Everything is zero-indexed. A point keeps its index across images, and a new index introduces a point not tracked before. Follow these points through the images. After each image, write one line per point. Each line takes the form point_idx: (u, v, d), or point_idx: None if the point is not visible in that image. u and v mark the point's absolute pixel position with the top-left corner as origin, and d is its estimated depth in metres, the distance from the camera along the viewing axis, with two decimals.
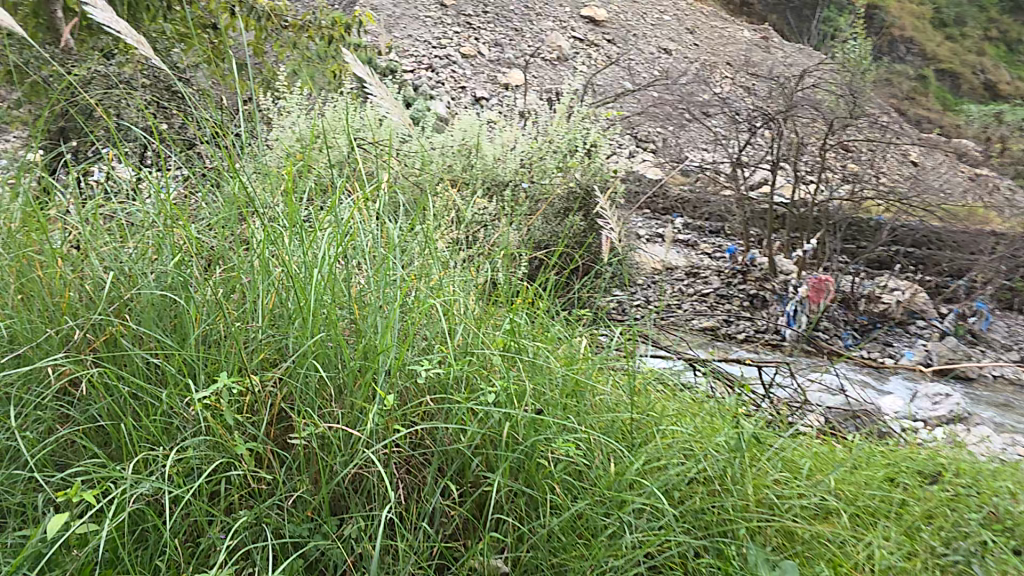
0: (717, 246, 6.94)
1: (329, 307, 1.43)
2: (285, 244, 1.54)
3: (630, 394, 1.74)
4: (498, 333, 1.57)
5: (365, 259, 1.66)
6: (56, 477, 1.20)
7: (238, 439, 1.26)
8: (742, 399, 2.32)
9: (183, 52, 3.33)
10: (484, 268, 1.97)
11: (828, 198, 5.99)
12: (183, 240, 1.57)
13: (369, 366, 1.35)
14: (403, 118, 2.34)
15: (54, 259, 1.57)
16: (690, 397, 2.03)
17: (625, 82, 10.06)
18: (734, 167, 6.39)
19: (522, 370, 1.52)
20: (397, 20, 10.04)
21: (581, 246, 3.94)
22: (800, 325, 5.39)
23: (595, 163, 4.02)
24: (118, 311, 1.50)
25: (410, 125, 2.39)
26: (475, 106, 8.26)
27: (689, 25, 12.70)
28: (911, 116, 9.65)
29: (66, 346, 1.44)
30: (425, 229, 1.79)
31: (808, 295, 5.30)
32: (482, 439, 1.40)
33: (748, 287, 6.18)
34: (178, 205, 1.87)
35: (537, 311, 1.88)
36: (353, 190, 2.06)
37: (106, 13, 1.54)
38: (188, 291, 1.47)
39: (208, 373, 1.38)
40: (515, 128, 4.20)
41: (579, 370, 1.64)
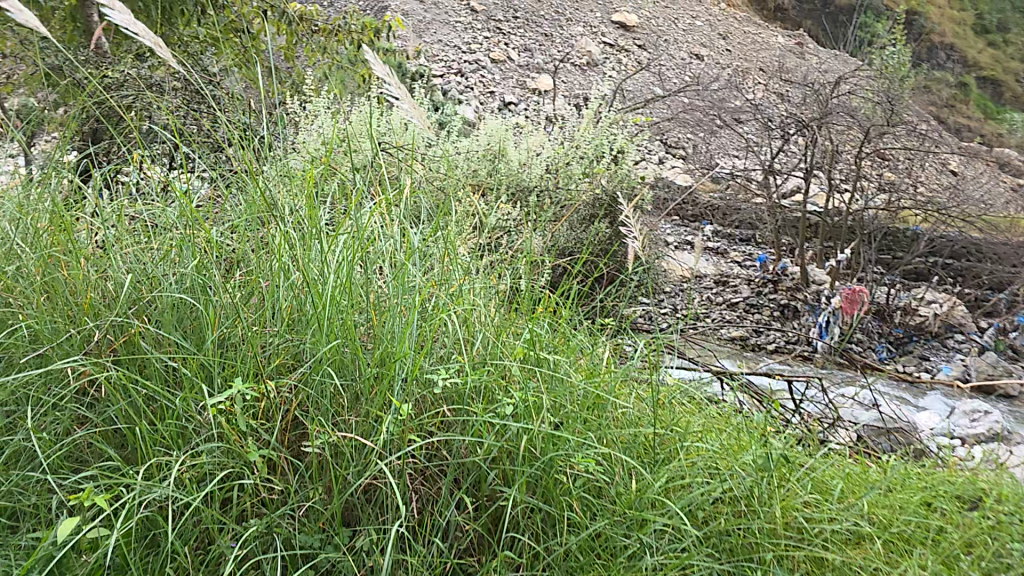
0: (747, 255, 6.81)
1: (347, 313, 1.41)
2: (304, 248, 1.52)
3: (654, 408, 1.68)
4: (518, 343, 1.54)
5: (385, 264, 1.64)
6: (70, 480, 1.19)
7: (251, 446, 1.24)
8: (770, 414, 2.25)
9: (214, 56, 3.38)
10: (506, 275, 1.93)
11: (863, 207, 5.84)
12: (205, 243, 1.57)
13: (385, 375, 1.33)
14: (424, 123, 2.10)
15: (78, 260, 1.57)
16: (716, 412, 1.97)
17: (655, 88, 9.97)
18: (766, 174, 6.26)
19: (541, 381, 1.48)
20: (427, 25, 10.10)
21: (607, 254, 3.88)
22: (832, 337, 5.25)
23: (622, 169, 3.98)
24: (138, 313, 1.50)
25: (432, 131, 2.15)
26: (503, 111, 8.26)
27: (721, 31, 12.57)
28: (950, 125, 9.40)
29: (87, 346, 1.44)
30: (446, 235, 1.76)
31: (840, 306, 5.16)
32: (499, 452, 1.36)
33: (779, 297, 6.03)
34: (202, 207, 1.87)
35: (559, 320, 1.84)
36: (376, 194, 2.04)
37: (124, 15, 1.49)
38: (207, 294, 1.46)
39: (225, 377, 1.37)
40: (542, 133, 4.19)
41: (601, 382, 1.60)
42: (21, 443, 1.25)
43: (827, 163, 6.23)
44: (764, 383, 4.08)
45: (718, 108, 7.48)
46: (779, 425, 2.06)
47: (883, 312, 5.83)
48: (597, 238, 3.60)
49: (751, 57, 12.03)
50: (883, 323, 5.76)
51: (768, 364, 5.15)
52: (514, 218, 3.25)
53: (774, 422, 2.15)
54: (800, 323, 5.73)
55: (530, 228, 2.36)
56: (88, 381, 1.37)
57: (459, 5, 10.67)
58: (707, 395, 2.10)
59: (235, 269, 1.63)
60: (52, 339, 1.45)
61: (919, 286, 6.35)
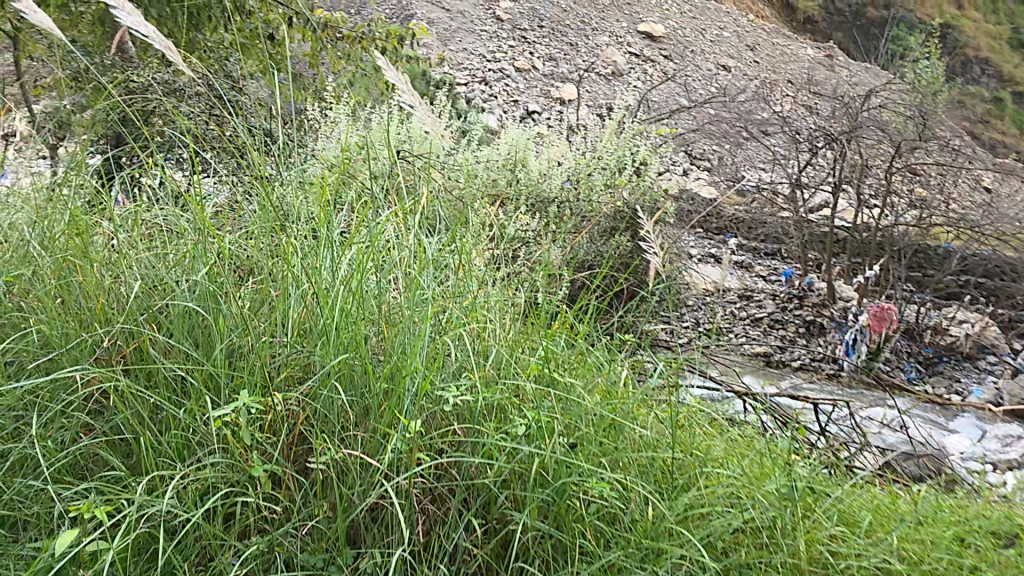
0: (772, 269, 6.69)
1: (357, 326, 1.38)
2: (316, 258, 1.50)
3: (673, 430, 1.63)
4: (533, 360, 1.49)
5: (399, 275, 1.60)
6: (73, 490, 1.17)
7: (255, 460, 1.21)
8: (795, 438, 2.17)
9: (239, 62, 3.40)
10: (523, 288, 1.89)
11: (893, 223, 5.71)
12: (219, 251, 1.55)
13: (395, 391, 1.29)
14: (437, 130, 2.10)
15: (93, 264, 1.56)
16: (737, 434, 1.90)
17: (681, 99, 9.90)
18: (793, 188, 6.16)
19: (555, 401, 1.43)
20: (452, 33, 10.13)
21: (627, 267, 3.82)
22: (859, 356, 5.12)
23: (644, 182, 3.93)
24: (149, 320, 1.48)
25: (444, 139, 2.14)
26: (526, 121, 8.25)
27: (749, 42, 12.45)
28: (984, 140, 9.18)
29: (97, 353, 1.42)
30: (462, 246, 1.73)
31: (868, 324, 5.03)
32: (510, 474, 1.31)
33: (805, 313, 5.90)
34: (219, 213, 1.86)
35: (576, 336, 1.79)
36: (393, 203, 2.02)
37: (134, 17, 1.58)
38: (216, 303, 1.44)
39: (231, 388, 1.34)
40: (563, 144, 4.16)
41: (617, 403, 1.54)
42: (26, 450, 1.23)
43: (855, 178, 6.11)
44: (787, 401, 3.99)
45: (744, 120, 7.39)
46: (803, 450, 1.98)
47: (912, 331, 5.68)
48: (619, 252, 3.54)
49: (779, 69, 11.90)
50: (912, 342, 5.61)
51: (791, 382, 5.04)
52: (533, 229, 3.22)
53: (798, 446, 2.07)
54: (826, 340, 5.60)
55: (549, 239, 2.32)
56: (97, 387, 1.35)
57: (485, 14, 10.72)
58: (728, 417, 2.03)
59: (248, 277, 1.61)
60: (62, 343, 1.43)
61: (950, 305, 6.18)
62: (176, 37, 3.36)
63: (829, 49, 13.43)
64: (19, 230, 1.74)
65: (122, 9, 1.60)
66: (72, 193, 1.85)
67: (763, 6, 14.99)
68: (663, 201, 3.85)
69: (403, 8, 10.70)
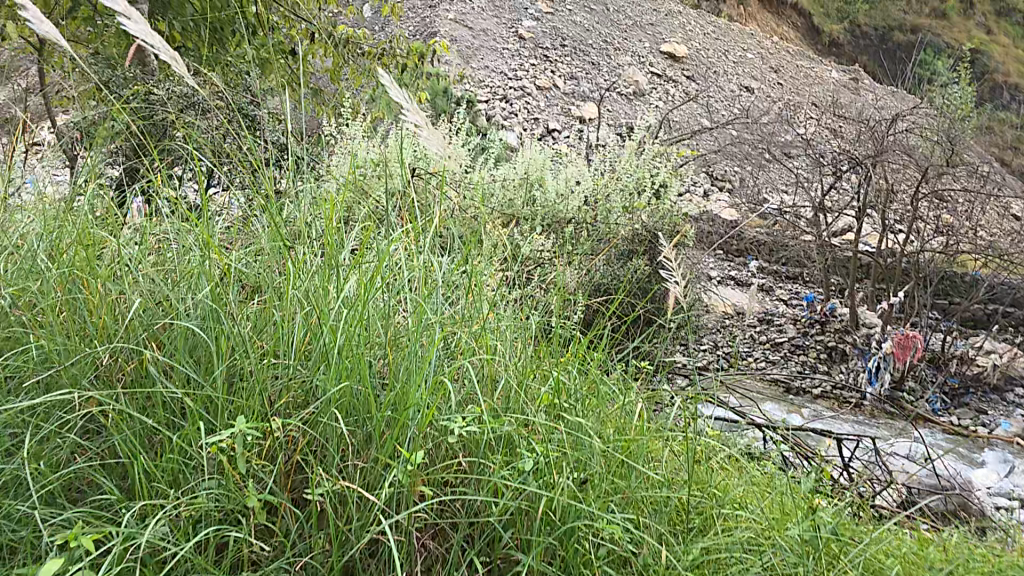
0: (793, 293, 6.57)
1: (359, 351, 1.33)
2: (321, 279, 1.45)
3: (689, 466, 1.56)
4: (543, 389, 1.43)
5: (407, 297, 1.55)
6: (62, 516, 1.13)
7: (250, 490, 1.16)
8: (816, 476, 2.08)
9: (260, 77, 3.41)
10: (537, 312, 1.84)
11: (919, 250, 5.58)
12: (224, 270, 1.52)
13: (398, 421, 1.23)
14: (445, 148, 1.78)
15: (98, 279, 1.53)
16: (756, 469, 1.83)
17: (702, 120, 9.85)
18: (816, 212, 6.05)
19: (566, 434, 1.36)
20: (475, 50, 10.17)
21: (645, 293, 3.77)
22: (882, 384, 4.98)
23: (664, 204, 3.88)
24: (152, 338, 1.45)
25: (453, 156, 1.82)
26: (546, 139, 8.25)
27: (772, 64, 12.40)
28: (1014, 167, 9.01)
29: (98, 371, 1.39)
30: (473, 267, 1.68)
31: (892, 352, 4.90)
32: (516, 512, 1.25)
33: (826, 339, 5.78)
34: (228, 230, 1.83)
35: (590, 362, 1.73)
36: (406, 221, 1.98)
37: (141, 27, 1.32)
38: (218, 323, 1.40)
39: (229, 413, 1.29)
40: (582, 164, 4.13)
41: (631, 438, 1.47)
42: (16, 470, 1.20)
43: (880, 203, 5.99)
44: (807, 434, 3.91)
45: (767, 142, 7.31)
46: (826, 488, 1.90)
47: (938, 361, 5.52)
48: (637, 277, 3.47)
49: (802, 91, 11.81)
50: (937, 372, 5.46)
51: (812, 410, 4.92)
52: (550, 249, 3.18)
53: (820, 485, 1.98)
54: (848, 367, 5.47)
55: (564, 261, 2.28)
56: (95, 405, 1.32)
57: (507, 32, 10.78)
58: (747, 451, 1.95)
59: (254, 296, 1.58)
60: (62, 359, 1.40)
61: (976, 335, 6.02)
62: (199, 50, 3.40)
63: (854, 73, 13.36)
64: (30, 242, 1.73)
65: (130, 16, 1.36)
66: (84, 205, 1.84)
67: (787, 28, 14.96)
68: (683, 224, 3.78)
69: (426, 26, 10.80)
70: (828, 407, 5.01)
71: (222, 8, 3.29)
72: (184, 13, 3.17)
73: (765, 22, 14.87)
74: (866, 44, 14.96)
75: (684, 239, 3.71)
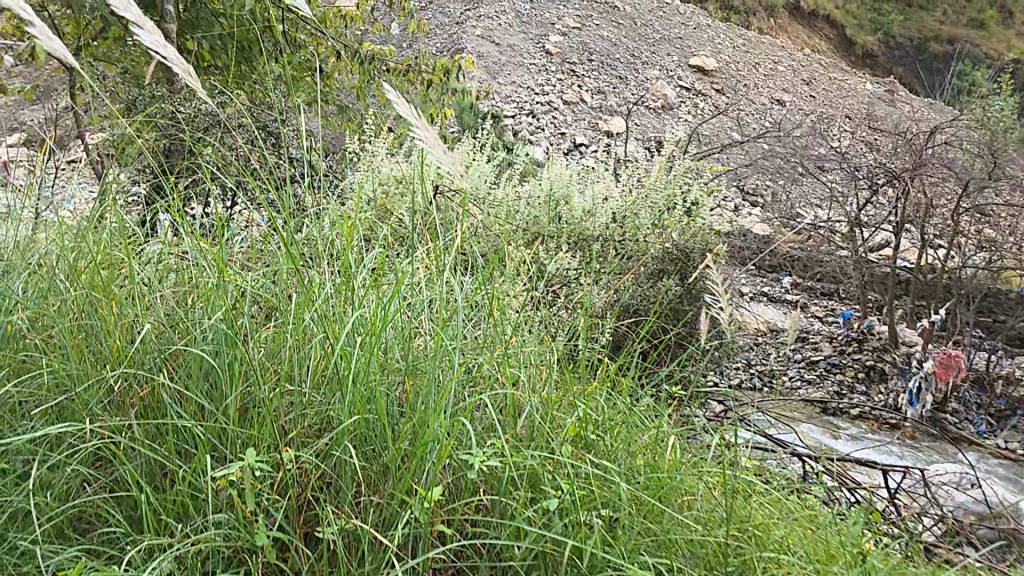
0: (829, 310, 6.42)
1: (373, 379, 1.26)
2: (334, 302, 1.40)
3: (725, 502, 1.47)
4: (569, 422, 1.35)
5: (425, 321, 1.49)
6: (65, 551, 1.08)
7: (260, 527, 1.10)
8: (863, 515, 1.97)
9: (288, 94, 3.42)
10: (563, 337, 1.77)
11: (961, 266, 5.38)
12: (238, 291, 1.47)
13: (415, 454, 1.17)
14: (457, 176, 1.51)
15: (113, 301, 1.49)
16: (796, 505, 1.73)
17: (732, 133, 9.71)
18: (851, 227, 5.87)
19: (593, 470, 1.28)
20: (501, 66, 10.19)
21: (677, 315, 3.68)
22: (924, 405, 4.81)
23: (696, 222, 3.76)
24: (167, 363, 1.40)
25: (466, 186, 1.56)
26: (572, 154, 8.19)
27: (804, 77, 12.22)
28: None
29: (111, 396, 1.34)
30: (495, 289, 1.61)
31: (934, 371, 4.78)
32: (539, 555, 1.16)
33: (864, 358, 5.59)
34: (247, 250, 1.79)
35: (618, 391, 1.65)
36: (429, 241, 1.93)
37: (155, 38, 1.28)
38: (231, 347, 1.35)
39: (240, 443, 1.24)
40: (610, 181, 4.05)
41: (664, 475, 1.38)
42: (22, 502, 1.15)
43: (919, 218, 5.81)
44: (855, 468, 3.67)
45: (799, 155, 7.15)
46: (872, 528, 1.79)
47: (984, 382, 5.28)
48: (666, 298, 3.37)
49: (836, 104, 11.59)
50: (982, 393, 5.23)
51: (850, 432, 4.74)
52: (576, 268, 3.11)
53: (865, 524, 1.88)
54: (887, 388, 5.27)
55: (591, 283, 2.20)
56: (107, 432, 1.28)
57: (534, 48, 10.79)
58: (787, 483, 1.87)
59: (270, 319, 1.53)
60: (75, 383, 1.36)
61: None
62: (226, 68, 3.43)
63: (889, 85, 13.12)
64: (50, 261, 1.71)
65: (142, 26, 1.29)
66: (104, 224, 1.82)
67: (819, 41, 14.83)
68: (715, 242, 3.66)
69: (453, 42, 10.85)
70: (867, 429, 4.82)
71: (248, 27, 3.31)
72: (211, 31, 3.19)
73: (797, 35, 14.97)
74: (902, 55, 14.80)
75: (716, 257, 3.61)
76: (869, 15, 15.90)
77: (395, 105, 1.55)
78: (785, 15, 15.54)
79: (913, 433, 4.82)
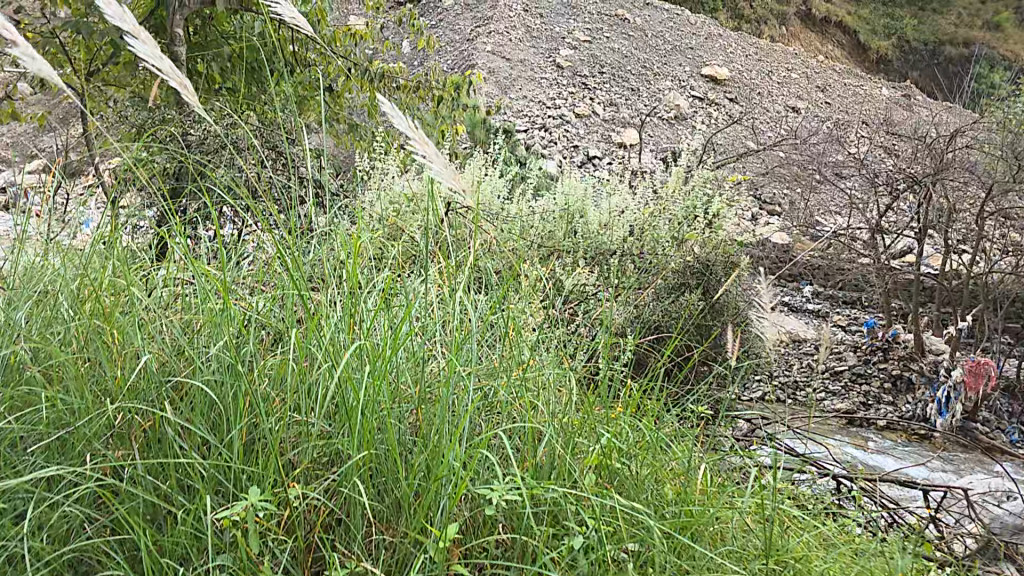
0: (853, 318, 6.25)
1: (382, 408, 1.19)
2: (340, 327, 1.34)
3: (759, 532, 1.39)
4: (591, 450, 1.28)
5: (437, 344, 1.43)
6: None
7: (265, 568, 1.04)
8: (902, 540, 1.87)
9: (299, 114, 3.41)
10: (581, 357, 1.69)
11: (987, 271, 5.24)
12: (242, 318, 1.41)
13: (429, 490, 1.10)
14: (463, 184, 1.41)
15: (114, 329, 1.43)
16: (833, 532, 1.64)
17: (748, 142, 9.61)
18: (872, 234, 5.75)
19: (619, 504, 1.20)
20: (512, 81, 10.20)
21: (703, 335, 3.56)
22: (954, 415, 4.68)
23: (717, 234, 3.68)
24: (169, 394, 1.34)
25: (473, 195, 1.46)
26: (586, 166, 8.14)
27: (818, 84, 12.12)
28: None
29: (110, 431, 1.28)
30: (510, 308, 1.54)
31: (964, 383, 4.50)
32: None
33: (889, 367, 5.46)
34: (253, 272, 1.74)
35: (640, 415, 1.57)
36: (441, 260, 1.88)
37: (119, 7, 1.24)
38: (234, 377, 1.29)
39: (245, 479, 1.18)
40: (626, 193, 4.01)
41: (694, 508, 1.30)
42: (18, 545, 1.09)
43: (942, 223, 5.66)
44: (891, 486, 3.52)
45: (817, 162, 7.05)
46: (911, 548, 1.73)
47: (1016, 390, 5.12)
48: (689, 314, 3.30)
49: (852, 109, 11.47)
50: (1013, 402, 5.09)
51: (876, 443, 4.61)
52: (594, 283, 3.06)
53: (905, 549, 1.79)
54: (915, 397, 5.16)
55: (610, 299, 2.12)
56: (108, 469, 1.22)
57: (545, 62, 10.80)
58: (821, 505, 1.78)
59: (277, 346, 1.48)
60: (74, 417, 1.30)
61: None
62: (236, 88, 3.42)
63: (904, 90, 13.01)
64: (53, 287, 1.66)
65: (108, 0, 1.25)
66: (108, 248, 1.77)
67: (832, 47, 15.47)
68: (739, 260, 3.57)
69: (464, 59, 10.91)
70: (897, 441, 4.68)
71: (256, 48, 3.31)
72: (221, 52, 3.19)
73: (809, 41, 15.47)
74: (916, 60, 14.75)
75: (739, 272, 3.53)
76: (881, 21, 15.84)
77: (390, 115, 1.39)
78: (797, 23, 15.53)
79: (944, 446, 4.68)
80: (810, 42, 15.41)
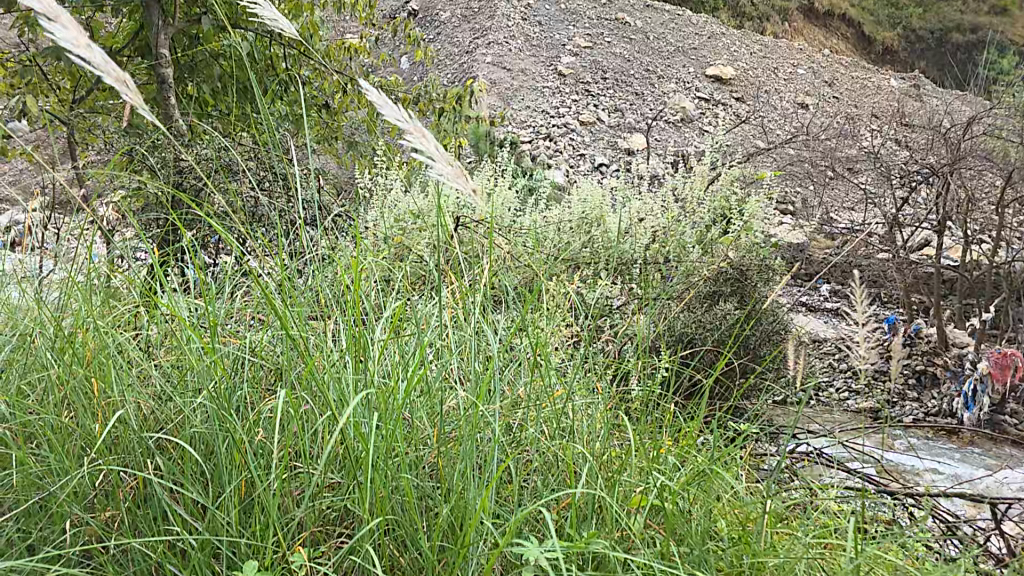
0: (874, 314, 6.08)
1: (398, 457, 1.04)
2: (341, 367, 1.18)
3: (831, 567, 1.24)
4: (637, 491, 1.13)
5: (452, 380, 1.28)
6: None
7: None
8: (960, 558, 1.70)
9: (295, 133, 3.31)
10: (609, 380, 1.54)
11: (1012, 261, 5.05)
12: (233, 360, 1.27)
13: (456, 556, 0.95)
14: (472, 192, 1.18)
15: (93, 377, 1.28)
16: (902, 558, 1.47)
17: (758, 141, 9.52)
18: (890, 227, 5.56)
19: (674, 557, 1.05)
20: (514, 91, 10.12)
21: (746, 347, 3.40)
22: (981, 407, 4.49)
23: (747, 239, 3.57)
24: (157, 449, 1.20)
25: (480, 200, 1.22)
26: (594, 174, 8.01)
27: (825, 78, 11.95)
28: None
29: (91, 495, 1.13)
30: (531, 331, 1.38)
31: (989, 372, 4.32)
32: None
33: (913, 363, 5.27)
34: (246, 304, 1.60)
35: (683, 447, 1.40)
36: (451, 281, 1.73)
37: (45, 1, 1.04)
38: (227, 427, 1.14)
39: (246, 545, 1.03)
40: (645, 195, 3.93)
41: (757, 557, 1.14)
42: None
43: (961, 214, 5.46)
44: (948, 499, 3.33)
45: (829, 157, 6.89)
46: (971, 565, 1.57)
47: None
48: (732, 328, 3.17)
49: (861, 103, 11.32)
50: None
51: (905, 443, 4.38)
52: (617, 294, 2.95)
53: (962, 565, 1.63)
54: (940, 393, 5.01)
55: (638, 312, 1.99)
56: (93, 538, 1.08)
57: (546, 71, 10.70)
58: (872, 521, 1.62)
59: (274, 389, 1.34)
60: (52, 478, 1.15)
61: None
62: (229, 110, 3.32)
63: (911, 80, 12.87)
64: (30, 328, 1.52)
65: None
66: (92, 285, 1.63)
67: (837, 40, 15.42)
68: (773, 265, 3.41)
69: (464, 71, 10.85)
70: (926, 437, 4.51)
71: (246, 68, 3.19)
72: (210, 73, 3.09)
73: (815, 35, 15.37)
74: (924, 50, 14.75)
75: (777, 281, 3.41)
76: (886, 11, 15.81)
77: (379, 106, 1.19)
78: (801, 19, 15.43)
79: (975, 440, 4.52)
80: (813, 36, 15.29)
